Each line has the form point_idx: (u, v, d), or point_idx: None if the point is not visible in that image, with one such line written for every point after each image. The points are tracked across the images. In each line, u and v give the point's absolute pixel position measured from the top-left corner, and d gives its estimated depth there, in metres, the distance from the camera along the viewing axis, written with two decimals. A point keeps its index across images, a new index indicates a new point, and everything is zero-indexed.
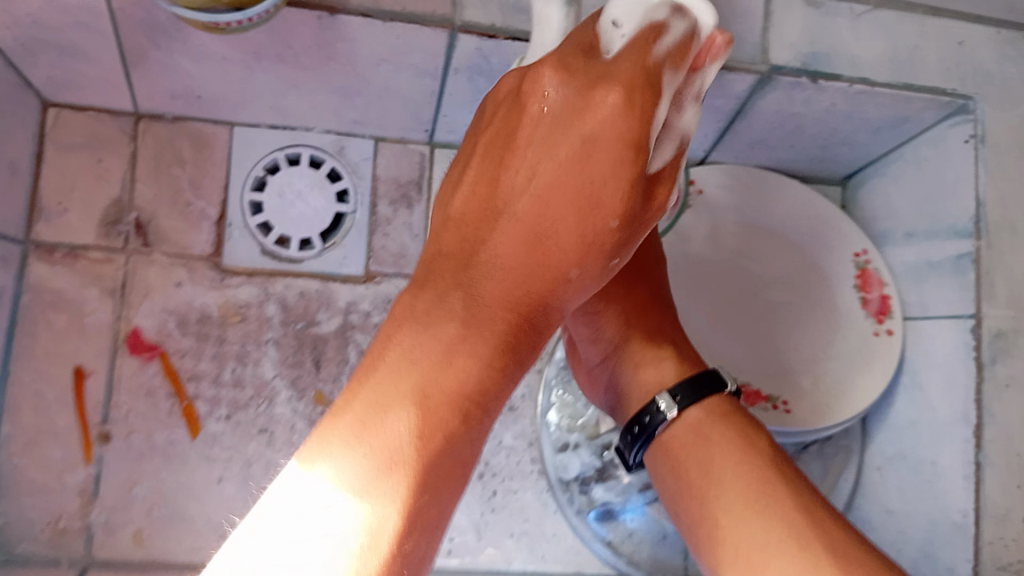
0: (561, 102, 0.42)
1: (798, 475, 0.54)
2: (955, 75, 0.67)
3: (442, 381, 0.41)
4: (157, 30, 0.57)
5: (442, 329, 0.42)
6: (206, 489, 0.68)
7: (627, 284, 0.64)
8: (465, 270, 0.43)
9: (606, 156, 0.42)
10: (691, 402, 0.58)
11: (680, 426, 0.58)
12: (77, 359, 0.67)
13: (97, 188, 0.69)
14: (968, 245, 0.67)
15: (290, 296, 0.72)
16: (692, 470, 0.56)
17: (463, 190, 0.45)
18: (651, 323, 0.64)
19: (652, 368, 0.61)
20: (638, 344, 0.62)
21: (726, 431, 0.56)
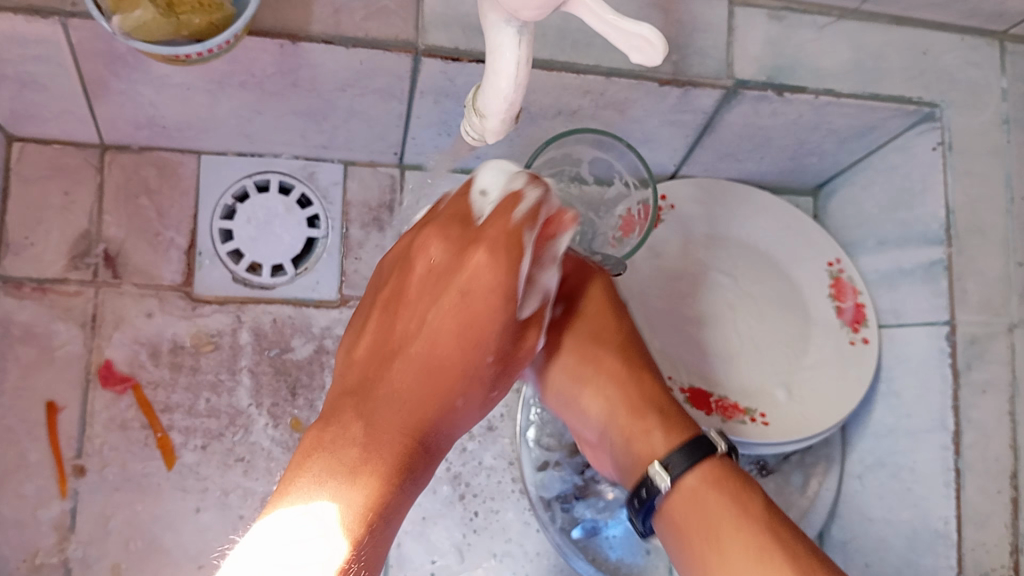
0: (440, 261, 0.49)
1: (800, 539, 0.52)
2: (920, 83, 0.66)
3: (356, 496, 0.45)
4: (116, 61, 0.56)
5: (347, 445, 0.47)
6: (183, 519, 0.67)
7: (592, 359, 0.61)
8: (370, 396, 0.49)
9: (476, 302, 0.49)
10: (685, 469, 0.54)
11: (678, 494, 0.55)
12: (48, 394, 0.67)
13: (64, 220, 0.69)
14: (939, 252, 0.67)
15: (262, 323, 0.71)
16: (694, 539, 0.53)
17: (366, 338, 0.52)
18: (633, 389, 0.60)
19: (642, 439, 0.58)
20: (623, 416, 0.59)
21: (723, 495, 0.53)
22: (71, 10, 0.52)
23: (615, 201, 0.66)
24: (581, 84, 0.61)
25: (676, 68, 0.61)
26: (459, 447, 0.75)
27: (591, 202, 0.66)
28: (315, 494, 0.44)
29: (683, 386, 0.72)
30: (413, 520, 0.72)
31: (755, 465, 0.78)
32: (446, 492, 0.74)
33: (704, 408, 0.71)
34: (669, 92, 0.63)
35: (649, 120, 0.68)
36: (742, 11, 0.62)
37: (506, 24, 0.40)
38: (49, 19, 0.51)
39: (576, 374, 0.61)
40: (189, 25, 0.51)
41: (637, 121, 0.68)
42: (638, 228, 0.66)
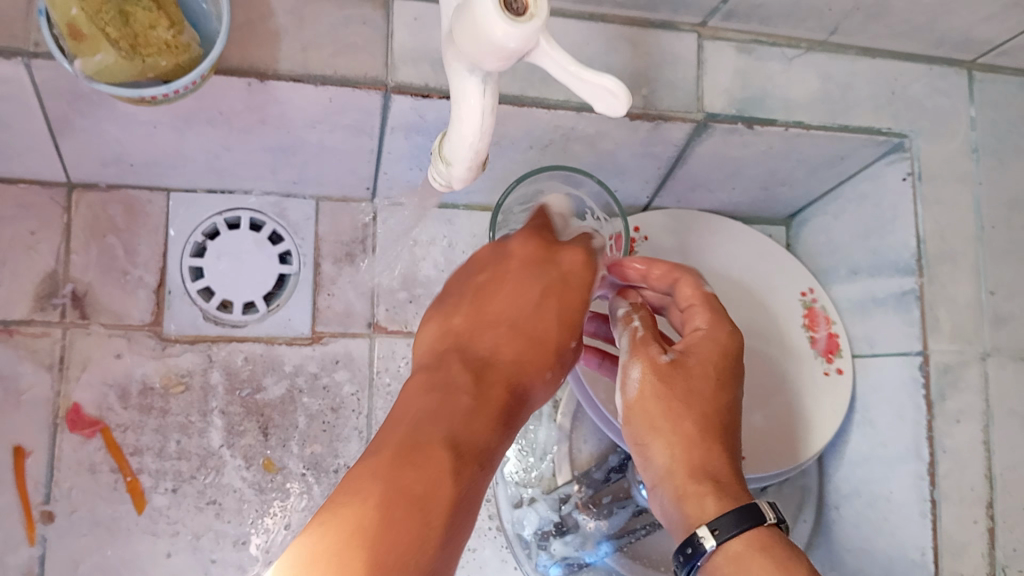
0: (531, 253, 0.52)
1: None
2: (888, 113, 0.67)
3: (467, 431, 0.43)
4: (81, 100, 0.56)
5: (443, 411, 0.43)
6: (154, 563, 0.66)
7: (673, 418, 0.52)
8: (469, 367, 0.47)
9: (571, 289, 0.51)
10: (732, 533, 0.47)
11: (722, 558, 0.48)
12: (15, 438, 0.66)
13: (30, 260, 0.68)
14: (911, 281, 0.67)
15: (234, 361, 0.70)
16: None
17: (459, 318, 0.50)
18: (707, 456, 0.51)
19: (694, 502, 0.50)
20: (681, 475, 0.51)
21: (770, 565, 0.46)
22: (34, 50, 0.51)
23: None
24: (552, 118, 0.61)
25: (646, 102, 0.61)
26: None
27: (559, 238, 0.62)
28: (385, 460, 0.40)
29: None
30: None
31: None
32: None
33: None
34: (640, 126, 0.63)
35: (621, 153, 0.68)
36: (711, 44, 0.62)
37: (470, 73, 0.39)
38: (11, 59, 0.51)
39: (652, 422, 0.52)
40: (155, 67, 0.51)
41: (609, 154, 0.68)
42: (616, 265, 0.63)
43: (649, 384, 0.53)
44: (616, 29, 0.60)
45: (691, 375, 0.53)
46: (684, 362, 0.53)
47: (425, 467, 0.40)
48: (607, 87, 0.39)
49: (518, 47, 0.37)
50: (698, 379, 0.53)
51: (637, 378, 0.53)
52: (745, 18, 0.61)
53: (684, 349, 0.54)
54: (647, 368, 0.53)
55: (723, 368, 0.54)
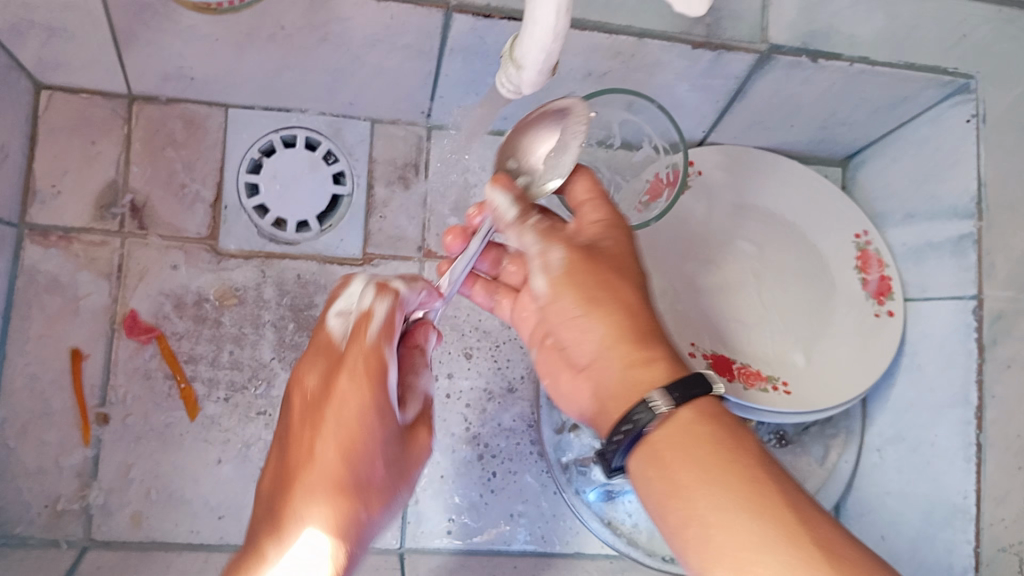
0: None
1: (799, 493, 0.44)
2: (955, 54, 0.65)
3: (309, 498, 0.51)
4: (146, 9, 0.56)
5: (359, 474, 0.49)
6: (204, 470, 0.68)
7: (609, 289, 0.51)
8: None
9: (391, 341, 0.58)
10: (685, 401, 0.46)
11: (671, 425, 0.46)
12: (73, 341, 0.67)
13: (90, 168, 0.69)
14: (970, 226, 0.66)
15: (286, 278, 0.71)
16: (678, 466, 0.45)
17: None
18: (644, 324, 0.51)
19: (643, 368, 0.49)
20: (627, 346, 0.50)
21: (717, 431, 0.45)
22: None
23: (643, 164, 0.67)
24: (613, 45, 0.61)
25: (709, 31, 0.61)
26: (480, 407, 0.75)
27: (621, 170, 0.67)
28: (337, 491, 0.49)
29: (704, 352, 0.70)
30: (431, 479, 0.73)
31: (774, 436, 0.77)
32: (464, 452, 0.74)
33: (727, 374, 0.69)
34: (702, 56, 0.63)
35: (679, 85, 0.68)
36: None
37: None
38: None
39: (585, 299, 0.51)
40: None
41: (666, 85, 0.68)
42: (665, 194, 0.66)
43: (573, 263, 0.53)
44: None
45: (611, 253, 0.53)
46: (602, 243, 0.53)
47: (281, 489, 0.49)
48: None
49: None
50: (619, 257, 0.53)
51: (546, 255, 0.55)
52: None
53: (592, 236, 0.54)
54: (565, 252, 0.53)
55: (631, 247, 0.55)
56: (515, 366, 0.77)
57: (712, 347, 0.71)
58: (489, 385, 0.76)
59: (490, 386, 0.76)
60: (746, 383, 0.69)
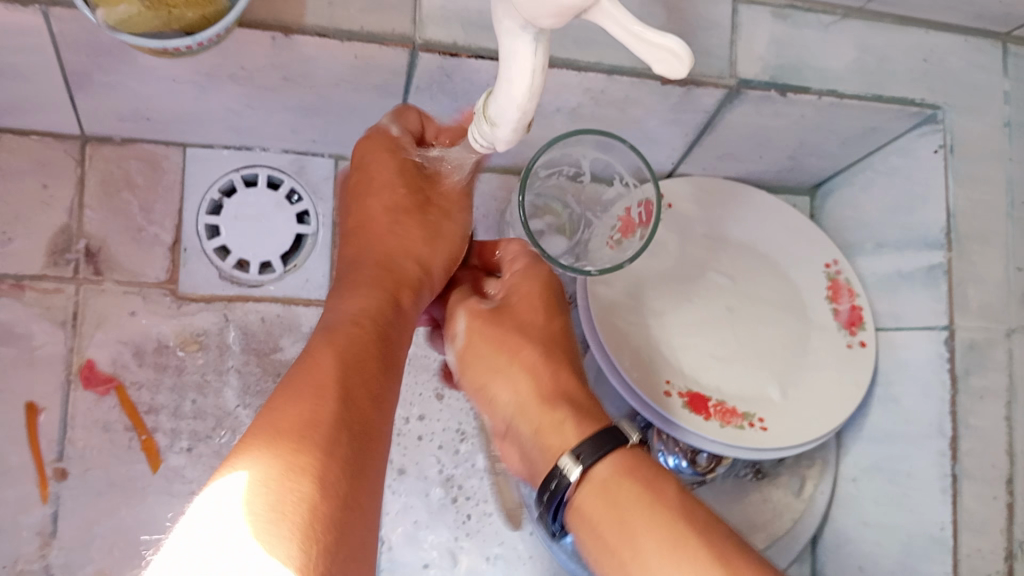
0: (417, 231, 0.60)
1: (711, 517, 0.49)
2: (924, 85, 0.65)
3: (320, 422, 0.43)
4: (100, 52, 0.54)
5: (347, 407, 0.45)
6: (169, 524, 0.66)
7: (516, 350, 0.58)
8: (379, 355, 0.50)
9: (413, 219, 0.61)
10: (596, 460, 0.50)
11: (587, 488, 0.51)
12: (28, 395, 0.65)
13: (44, 213, 0.66)
14: (939, 256, 0.66)
15: (251, 322, 0.70)
16: (605, 530, 0.49)
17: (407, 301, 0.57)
18: (551, 379, 0.57)
19: (553, 432, 0.54)
20: (535, 407, 0.56)
21: (635, 486, 0.49)
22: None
23: (613, 202, 0.66)
24: (582, 81, 0.60)
25: None
26: (453, 449, 0.74)
27: (594, 206, 0.67)
28: (320, 420, 0.43)
29: (680, 390, 0.69)
30: (404, 524, 0.72)
31: (750, 469, 0.77)
32: (438, 495, 0.73)
33: (703, 413, 0.68)
34: (672, 92, 0.62)
35: (648, 119, 0.67)
36: (746, 8, 0.60)
37: (523, 30, 0.37)
38: (29, 7, 0.49)
39: (491, 362, 0.59)
40: (181, 19, 0.48)
41: (637, 118, 0.67)
42: (639, 231, 0.64)
43: (476, 326, 0.60)
44: None
45: (519, 310, 0.61)
46: (511, 300, 0.61)
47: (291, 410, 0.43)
48: (664, 56, 0.36)
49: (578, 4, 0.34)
50: (528, 314, 0.61)
51: (467, 328, 0.61)
52: None
53: (509, 288, 0.63)
54: (469, 317, 0.61)
55: (546, 297, 0.62)
56: None
57: (687, 384, 0.70)
58: (463, 426, 0.74)
59: (463, 426, 0.74)
60: (721, 422, 0.68)
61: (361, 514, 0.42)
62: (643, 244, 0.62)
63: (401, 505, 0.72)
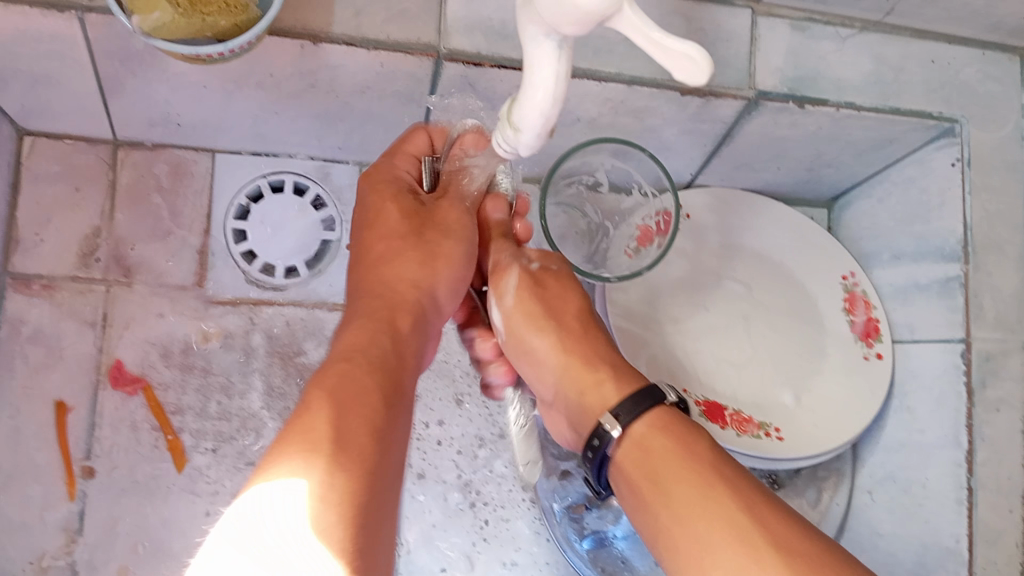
0: (405, 232, 0.58)
1: (740, 469, 0.49)
2: (939, 98, 0.65)
3: (339, 431, 0.42)
4: (133, 58, 0.55)
5: (349, 445, 0.42)
6: (192, 522, 0.67)
7: (556, 317, 0.61)
8: (387, 379, 0.48)
9: (411, 223, 0.58)
10: (632, 419, 0.52)
11: (626, 443, 0.52)
12: (57, 394, 0.66)
13: (75, 215, 0.68)
14: (956, 268, 0.66)
15: (275, 324, 0.71)
16: (639, 484, 0.50)
17: (408, 331, 0.53)
18: (592, 347, 0.60)
19: (595, 393, 0.57)
20: (577, 370, 0.59)
21: (669, 440, 0.50)
22: (88, 3, 0.51)
23: (632, 211, 0.67)
24: (601, 91, 0.61)
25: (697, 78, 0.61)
26: (471, 454, 0.75)
27: (614, 215, 0.68)
28: (324, 457, 0.40)
29: (697, 399, 0.70)
30: (422, 527, 0.72)
31: (767, 479, 0.77)
32: (456, 499, 0.74)
33: (720, 422, 0.69)
34: (690, 102, 0.63)
35: (666, 129, 0.68)
36: (765, 21, 0.61)
37: (546, 36, 0.37)
38: (65, 13, 0.51)
39: (537, 324, 0.61)
40: (213, 27, 0.50)
41: (655, 128, 0.68)
42: (658, 240, 0.65)
43: (528, 288, 0.62)
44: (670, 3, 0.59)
45: (559, 279, 0.62)
46: (551, 270, 0.63)
47: (308, 416, 0.42)
48: (680, 62, 0.35)
49: (601, 10, 0.34)
50: (555, 283, 0.62)
51: (518, 288, 0.62)
52: None
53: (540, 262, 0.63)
54: (520, 276, 0.62)
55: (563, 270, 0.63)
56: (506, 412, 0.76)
57: (704, 394, 0.71)
58: (481, 432, 0.75)
59: (481, 432, 0.75)
60: (738, 430, 0.69)
61: (374, 558, 0.39)
62: (662, 254, 0.63)
63: (418, 508, 0.73)
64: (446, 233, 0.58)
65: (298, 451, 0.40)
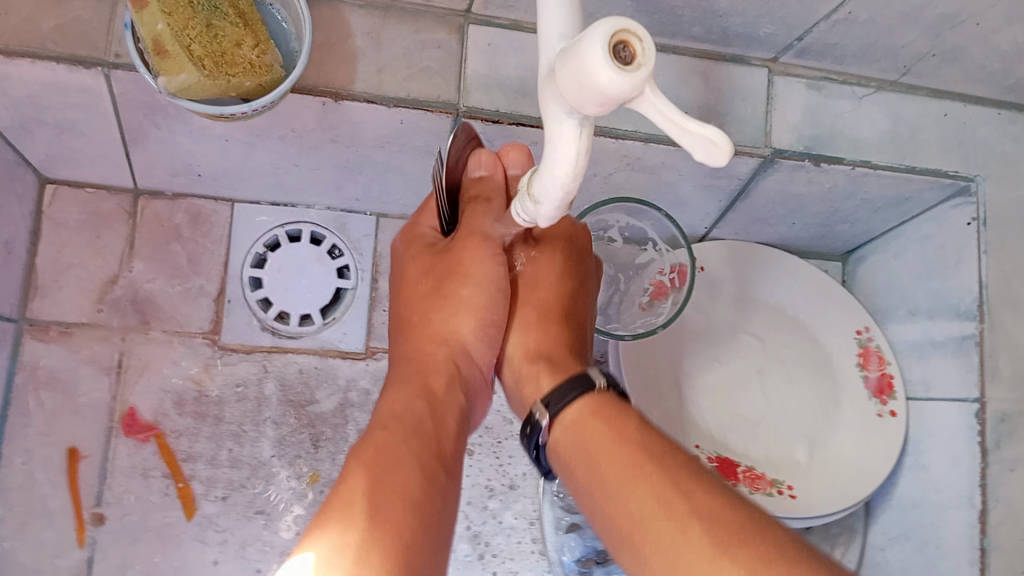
0: (422, 283, 0.59)
1: (674, 443, 0.49)
2: (956, 157, 0.66)
3: (377, 503, 0.42)
4: (157, 112, 0.56)
5: (387, 512, 0.42)
6: (201, 571, 0.67)
7: (516, 306, 0.59)
8: (426, 441, 0.48)
9: (427, 266, 0.59)
10: (564, 405, 0.52)
11: (560, 430, 0.52)
12: (71, 440, 0.67)
13: (94, 261, 0.69)
14: (972, 326, 0.65)
15: (289, 373, 0.71)
16: (575, 469, 0.50)
17: (453, 392, 0.53)
18: (545, 337, 0.58)
19: (530, 380, 0.56)
20: (521, 360, 0.58)
21: (598, 422, 0.50)
22: (114, 60, 0.51)
23: (647, 266, 0.67)
24: (619, 147, 0.61)
25: None
26: (481, 505, 0.75)
27: (629, 270, 0.68)
28: (357, 529, 0.40)
29: (709, 455, 0.71)
30: None
31: None
32: (465, 550, 0.73)
33: (732, 478, 0.70)
34: None
35: (682, 184, 0.68)
36: (781, 80, 0.62)
37: (568, 114, 0.37)
38: (91, 68, 0.51)
39: (504, 311, 0.60)
40: (239, 87, 0.50)
41: (671, 184, 0.68)
42: (672, 293, 0.65)
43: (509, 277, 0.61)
44: (688, 61, 0.60)
45: (537, 263, 0.60)
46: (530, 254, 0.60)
47: (344, 491, 0.43)
48: (701, 142, 0.34)
49: (623, 96, 0.34)
50: (545, 270, 0.60)
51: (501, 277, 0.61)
52: (818, 56, 0.60)
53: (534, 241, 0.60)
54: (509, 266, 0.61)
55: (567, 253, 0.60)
56: (517, 462, 0.76)
57: (715, 449, 0.72)
58: (491, 482, 0.75)
59: (491, 483, 0.75)
60: (750, 488, 0.70)
61: None
62: (678, 309, 0.64)
63: None
64: (462, 267, 0.56)
65: (331, 529, 0.40)
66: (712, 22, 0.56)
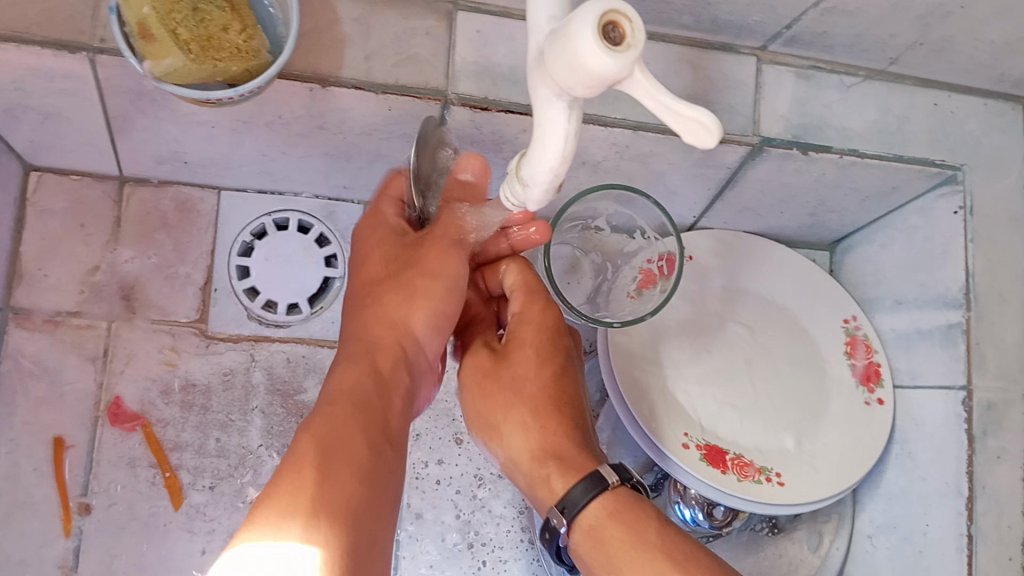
0: (385, 280, 0.55)
1: (698, 547, 0.48)
2: (944, 146, 0.66)
3: (324, 484, 0.42)
4: (143, 98, 0.56)
5: (336, 487, 0.42)
6: (188, 561, 0.66)
7: (508, 407, 0.54)
8: (374, 418, 0.47)
9: (395, 272, 0.55)
10: (583, 507, 0.50)
11: (579, 533, 0.50)
12: (56, 429, 0.66)
13: (80, 249, 0.69)
14: (958, 315, 0.66)
15: (276, 361, 0.71)
16: (597, 573, 0.49)
17: (403, 377, 0.52)
18: (545, 436, 0.53)
19: (541, 484, 0.52)
20: (526, 461, 0.53)
21: (619, 531, 0.49)
22: (99, 45, 0.51)
23: (636, 254, 0.67)
24: (607, 136, 0.61)
25: None
26: (470, 494, 0.75)
27: (618, 258, 0.68)
28: (305, 512, 0.40)
29: (698, 442, 0.69)
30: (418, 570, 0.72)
31: (766, 524, 0.77)
32: (454, 539, 0.73)
33: (720, 466, 0.68)
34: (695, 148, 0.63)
35: (671, 173, 0.68)
36: (770, 68, 0.62)
37: (557, 96, 0.37)
38: (76, 53, 0.51)
39: (487, 401, 0.55)
40: (225, 72, 0.50)
41: (661, 173, 0.68)
42: (660, 282, 0.65)
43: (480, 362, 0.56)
44: (677, 50, 0.60)
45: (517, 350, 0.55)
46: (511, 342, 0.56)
47: (290, 466, 0.43)
48: (692, 126, 0.35)
49: (613, 77, 0.34)
50: (523, 357, 0.55)
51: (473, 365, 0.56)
52: (807, 45, 0.60)
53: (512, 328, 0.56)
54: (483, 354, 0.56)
55: (546, 338, 0.55)
56: None
57: (704, 436, 0.70)
58: (480, 472, 0.75)
59: (481, 472, 0.75)
60: (738, 475, 0.68)
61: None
62: (669, 297, 0.63)
63: (417, 548, 0.72)
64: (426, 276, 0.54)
65: (282, 513, 0.40)
66: (702, 11, 0.56)
